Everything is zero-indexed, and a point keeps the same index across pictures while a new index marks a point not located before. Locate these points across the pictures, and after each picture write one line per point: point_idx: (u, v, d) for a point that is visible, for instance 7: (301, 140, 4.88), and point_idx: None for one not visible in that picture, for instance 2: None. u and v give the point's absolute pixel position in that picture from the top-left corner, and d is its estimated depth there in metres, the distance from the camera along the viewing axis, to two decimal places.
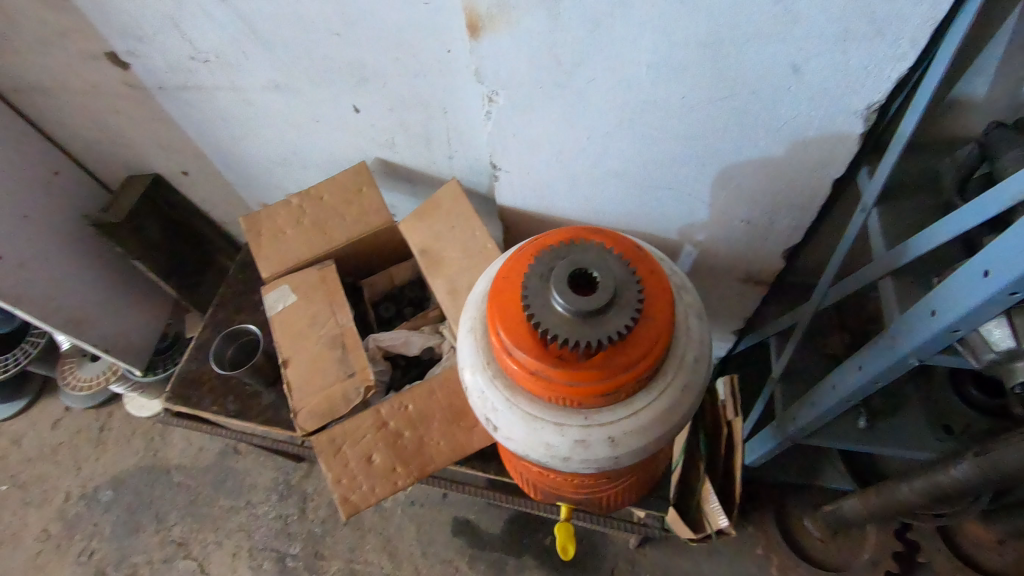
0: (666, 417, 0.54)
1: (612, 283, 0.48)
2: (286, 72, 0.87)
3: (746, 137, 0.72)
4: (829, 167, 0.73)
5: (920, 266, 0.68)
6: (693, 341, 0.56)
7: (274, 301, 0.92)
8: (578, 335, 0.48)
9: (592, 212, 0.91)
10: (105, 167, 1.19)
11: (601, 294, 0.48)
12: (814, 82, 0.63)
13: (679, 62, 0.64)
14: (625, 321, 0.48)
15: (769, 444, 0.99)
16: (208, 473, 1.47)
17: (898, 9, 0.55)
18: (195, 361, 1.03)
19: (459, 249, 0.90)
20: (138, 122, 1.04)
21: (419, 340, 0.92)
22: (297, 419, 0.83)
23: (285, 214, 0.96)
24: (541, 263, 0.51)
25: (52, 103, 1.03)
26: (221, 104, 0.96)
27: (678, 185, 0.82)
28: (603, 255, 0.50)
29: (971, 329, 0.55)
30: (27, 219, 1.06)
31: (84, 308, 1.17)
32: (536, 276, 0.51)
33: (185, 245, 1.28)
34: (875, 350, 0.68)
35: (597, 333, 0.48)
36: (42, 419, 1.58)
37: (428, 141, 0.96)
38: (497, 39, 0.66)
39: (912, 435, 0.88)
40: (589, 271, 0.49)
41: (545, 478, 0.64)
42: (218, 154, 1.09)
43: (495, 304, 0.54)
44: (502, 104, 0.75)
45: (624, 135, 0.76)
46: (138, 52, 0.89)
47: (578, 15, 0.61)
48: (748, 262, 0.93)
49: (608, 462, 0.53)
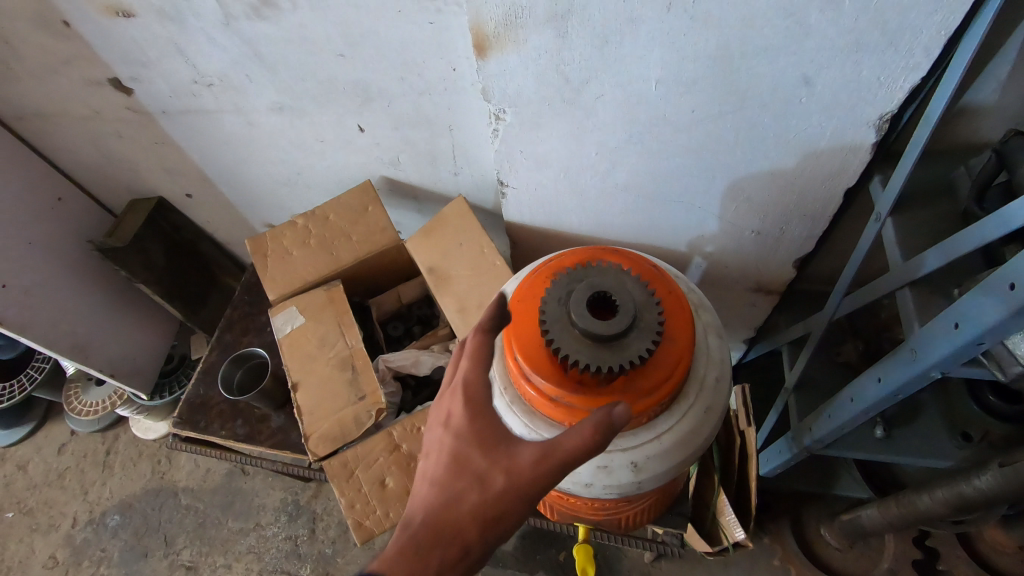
0: (689, 440, 0.53)
1: (632, 306, 0.48)
2: (290, 93, 0.87)
3: (757, 150, 0.71)
4: (840, 176, 0.72)
5: (940, 277, 0.67)
6: (714, 361, 0.55)
7: (282, 323, 0.91)
8: (598, 360, 0.47)
9: (601, 227, 0.91)
10: (109, 191, 1.19)
11: (622, 319, 0.47)
12: (825, 95, 0.63)
13: (688, 76, 0.64)
14: (647, 345, 0.47)
15: (785, 455, 0.98)
16: (216, 494, 1.46)
17: (911, 21, 0.54)
18: (204, 385, 1.03)
19: (467, 268, 0.89)
20: (141, 146, 1.04)
21: (429, 359, 0.90)
22: (308, 444, 0.82)
23: (291, 235, 0.96)
24: (558, 286, 0.51)
25: (55, 130, 1.03)
26: (225, 126, 0.96)
27: (688, 198, 0.81)
28: (621, 278, 0.50)
29: (997, 342, 0.54)
30: (32, 246, 1.05)
31: (90, 333, 1.17)
32: (555, 300, 0.50)
33: (189, 266, 1.27)
34: (894, 364, 0.67)
35: (619, 359, 0.47)
36: (48, 444, 1.57)
37: (433, 158, 0.96)
38: (503, 58, 0.65)
39: (932, 444, 0.87)
40: (608, 294, 0.49)
41: (564, 501, 0.63)
42: (221, 176, 1.09)
43: (512, 328, 0.53)
44: (509, 122, 0.74)
45: (633, 150, 0.75)
46: (141, 77, 0.88)
47: (586, 33, 0.61)
48: (759, 272, 0.93)
49: (631, 487, 0.53)
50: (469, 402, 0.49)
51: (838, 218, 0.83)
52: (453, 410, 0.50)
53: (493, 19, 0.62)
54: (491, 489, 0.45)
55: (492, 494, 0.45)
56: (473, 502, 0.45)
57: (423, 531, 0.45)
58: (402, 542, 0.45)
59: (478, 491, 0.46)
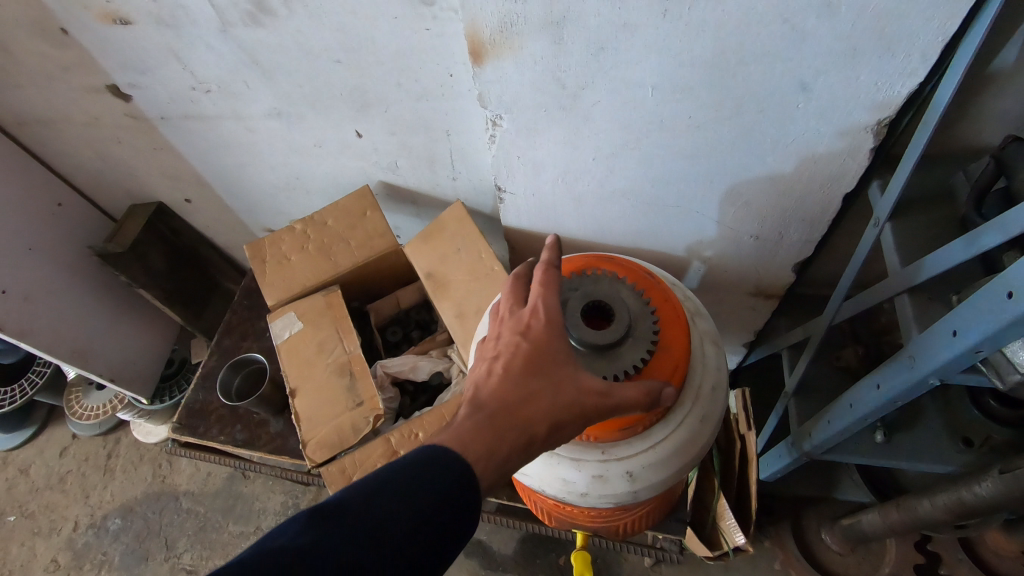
0: (686, 449, 0.52)
1: (625, 317, 0.51)
2: (288, 99, 0.87)
3: (755, 155, 0.71)
4: (839, 181, 0.72)
5: (939, 283, 0.66)
6: (710, 369, 0.55)
7: (280, 329, 0.91)
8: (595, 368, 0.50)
9: (599, 232, 0.91)
10: (108, 196, 1.19)
11: (617, 330, 0.50)
12: (822, 100, 0.62)
13: (685, 82, 0.63)
14: (641, 354, 0.50)
15: (785, 460, 0.97)
16: (216, 498, 1.46)
17: (909, 26, 0.54)
18: (203, 390, 1.03)
19: (465, 273, 0.89)
20: (140, 152, 1.04)
21: (427, 365, 0.90)
22: (305, 450, 0.82)
23: (289, 240, 0.96)
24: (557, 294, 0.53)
25: (54, 136, 1.03)
26: (223, 132, 0.96)
27: (686, 203, 0.81)
28: (615, 289, 0.52)
29: (996, 350, 0.54)
30: (32, 251, 1.05)
31: (91, 338, 1.17)
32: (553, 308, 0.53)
33: (189, 271, 1.28)
34: (894, 369, 0.67)
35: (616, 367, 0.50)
36: (49, 447, 1.58)
37: (431, 163, 0.95)
38: (500, 64, 0.65)
39: (933, 449, 0.86)
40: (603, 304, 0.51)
41: (561, 509, 0.63)
42: (220, 182, 1.09)
43: None
44: (506, 128, 0.74)
45: (631, 156, 0.75)
46: (139, 83, 0.89)
47: (582, 39, 0.61)
48: (758, 276, 0.92)
49: (627, 496, 0.52)
50: (550, 319, 0.48)
51: (836, 223, 0.83)
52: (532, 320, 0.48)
53: (489, 25, 0.61)
54: (565, 397, 0.46)
55: (564, 404, 0.46)
56: (548, 404, 0.45)
57: (491, 424, 0.44)
58: (474, 424, 0.44)
59: (552, 394, 0.46)
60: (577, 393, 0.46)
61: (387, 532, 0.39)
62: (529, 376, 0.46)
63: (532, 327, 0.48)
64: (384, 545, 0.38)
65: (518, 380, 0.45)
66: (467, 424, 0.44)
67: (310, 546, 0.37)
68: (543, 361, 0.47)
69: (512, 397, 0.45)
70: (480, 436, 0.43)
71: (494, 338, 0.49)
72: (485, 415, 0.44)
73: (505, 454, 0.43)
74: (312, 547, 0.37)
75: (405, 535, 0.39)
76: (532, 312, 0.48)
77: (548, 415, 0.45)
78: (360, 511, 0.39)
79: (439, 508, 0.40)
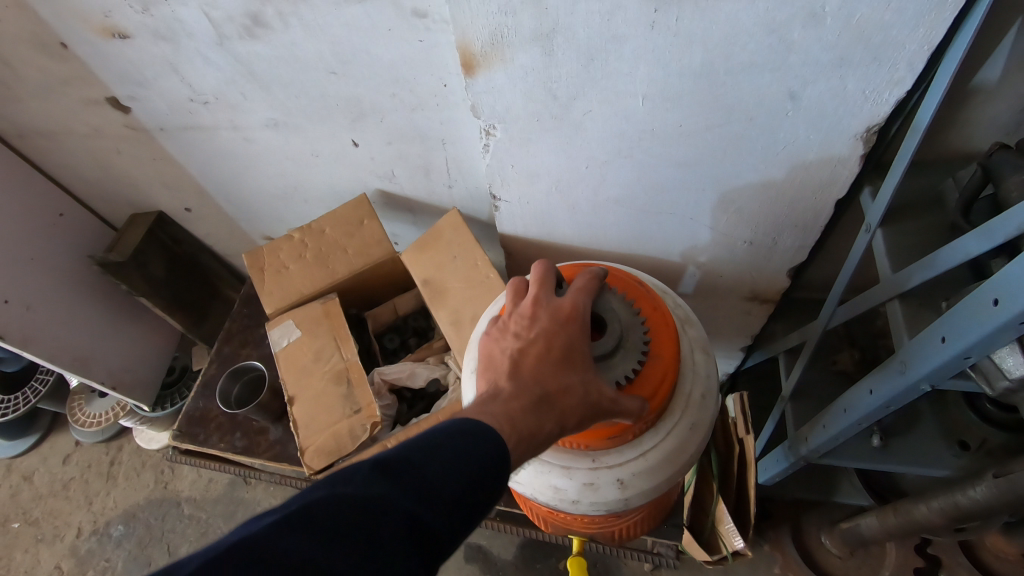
0: (676, 457, 0.53)
1: (619, 327, 0.52)
2: (285, 110, 0.88)
3: (747, 163, 0.72)
4: (831, 188, 0.72)
5: (929, 289, 0.67)
6: (700, 378, 0.55)
7: (278, 337, 0.92)
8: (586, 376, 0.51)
9: (594, 239, 0.91)
10: (109, 207, 1.20)
11: (609, 343, 0.51)
12: (812, 109, 0.63)
13: (674, 92, 0.64)
14: (632, 366, 0.51)
15: (782, 464, 0.97)
16: (218, 504, 1.47)
17: (894, 36, 0.54)
18: (203, 398, 1.04)
19: (461, 280, 0.90)
20: (140, 162, 1.05)
21: (425, 372, 0.91)
22: (303, 457, 0.83)
23: (288, 248, 0.97)
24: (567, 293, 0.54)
25: (55, 148, 1.04)
26: (221, 142, 0.97)
27: (679, 209, 0.81)
28: (609, 299, 0.54)
29: (984, 356, 0.54)
30: (33, 261, 1.06)
31: (93, 347, 1.18)
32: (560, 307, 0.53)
33: (190, 280, 1.29)
34: (886, 375, 0.67)
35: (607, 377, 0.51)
36: (53, 454, 1.60)
37: (427, 171, 0.96)
38: (492, 76, 0.66)
39: (930, 453, 0.86)
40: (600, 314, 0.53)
41: (554, 515, 0.63)
42: (219, 192, 1.10)
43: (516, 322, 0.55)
44: (499, 137, 0.75)
45: (623, 164, 0.75)
46: (138, 96, 0.90)
47: (572, 52, 0.62)
48: (753, 281, 0.93)
49: (618, 505, 0.53)
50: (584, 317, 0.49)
51: (829, 229, 0.83)
52: (571, 310, 0.49)
53: (480, 38, 0.62)
54: (591, 397, 0.47)
55: (591, 401, 0.47)
56: (578, 399, 0.46)
57: (530, 406, 0.44)
58: (516, 404, 0.43)
59: (581, 392, 0.47)
60: (596, 394, 0.48)
61: (444, 496, 0.37)
62: (564, 367, 0.47)
63: (569, 320, 0.49)
64: (436, 510, 0.37)
65: (554, 371, 0.46)
66: (507, 405, 0.43)
67: (377, 497, 0.35)
68: (576, 355, 0.48)
69: (548, 387, 0.45)
70: (517, 418, 0.43)
71: (526, 321, 0.49)
72: (524, 400, 0.44)
73: (539, 442, 0.43)
74: (379, 498, 0.35)
75: (456, 503, 0.38)
76: (572, 306, 0.50)
77: (576, 410, 0.46)
78: (416, 471, 0.38)
79: (478, 487, 0.39)
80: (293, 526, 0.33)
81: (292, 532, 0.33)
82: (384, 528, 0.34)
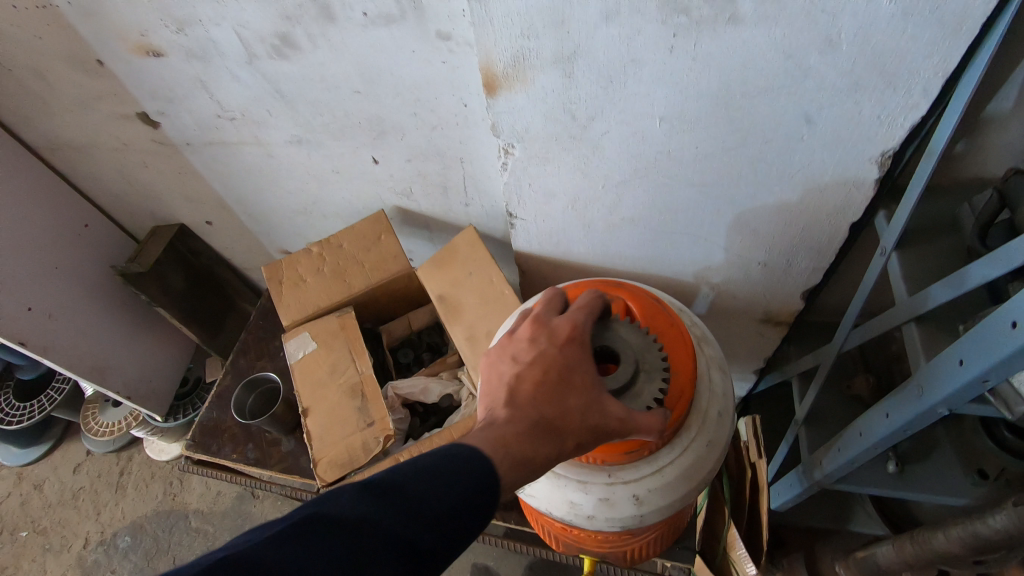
0: (693, 475, 0.53)
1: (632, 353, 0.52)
2: (308, 127, 0.90)
3: (762, 186, 0.73)
4: (845, 212, 0.73)
5: (945, 313, 0.67)
6: (716, 396, 0.55)
7: (294, 349, 0.93)
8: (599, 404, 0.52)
9: (608, 259, 0.92)
10: (133, 219, 1.23)
11: (622, 366, 0.52)
12: (827, 133, 0.64)
13: (691, 114, 0.65)
14: (658, 388, 0.51)
15: (796, 489, 0.96)
16: (226, 517, 1.47)
17: (909, 62, 0.56)
18: (217, 409, 1.04)
19: (476, 296, 0.91)
20: (165, 176, 1.08)
21: (438, 387, 0.91)
22: (316, 469, 0.82)
23: (306, 262, 0.99)
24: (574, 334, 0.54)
25: (84, 161, 1.07)
26: (245, 158, 0.99)
27: (694, 231, 0.82)
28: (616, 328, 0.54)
29: (1003, 380, 0.54)
30: (57, 270, 1.09)
31: (110, 356, 1.20)
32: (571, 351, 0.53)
33: (207, 292, 1.31)
34: (902, 398, 0.67)
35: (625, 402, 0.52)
36: (65, 464, 1.61)
37: (445, 189, 0.98)
38: (512, 96, 0.68)
39: (947, 480, 0.85)
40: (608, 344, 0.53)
41: (567, 532, 0.62)
42: (240, 206, 1.13)
43: None
44: (518, 156, 0.76)
45: (639, 184, 0.77)
46: (167, 111, 0.92)
47: (591, 76, 0.64)
48: (767, 302, 0.93)
49: (633, 521, 0.53)
50: (583, 339, 0.50)
51: (843, 252, 0.84)
52: (568, 331, 0.50)
53: (502, 60, 0.64)
54: (593, 418, 0.47)
55: (591, 423, 0.47)
56: (578, 421, 0.46)
57: (525, 431, 0.44)
58: (511, 429, 0.44)
59: (582, 413, 0.47)
60: (604, 415, 0.47)
61: (431, 514, 0.38)
62: (563, 389, 0.47)
63: (569, 341, 0.50)
64: (423, 527, 0.37)
65: (552, 394, 0.46)
66: (502, 431, 0.44)
67: (363, 518, 0.36)
68: (576, 375, 0.48)
69: (545, 412, 0.45)
70: (514, 445, 0.43)
71: (526, 343, 0.50)
72: (520, 425, 0.44)
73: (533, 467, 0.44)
74: (363, 518, 0.36)
75: (447, 518, 0.38)
76: (571, 327, 0.50)
77: (577, 433, 0.46)
78: (404, 490, 0.38)
79: (467, 507, 0.39)
80: (283, 543, 0.34)
81: (279, 548, 0.34)
82: (370, 546, 0.35)
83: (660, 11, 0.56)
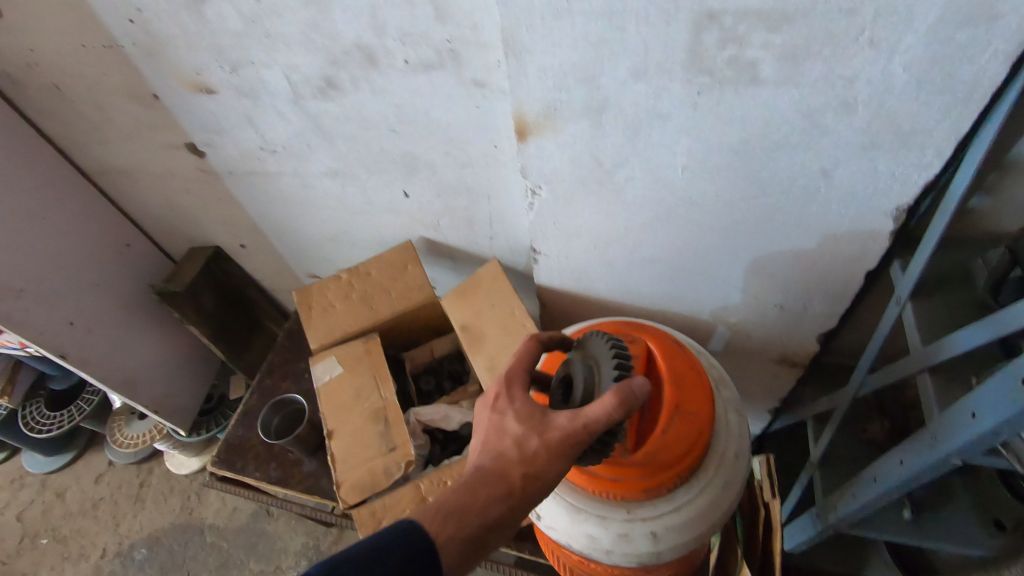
0: (709, 514, 0.54)
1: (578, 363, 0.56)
2: (345, 161, 0.95)
3: (780, 233, 0.76)
4: (861, 260, 0.75)
5: (959, 364, 0.69)
6: (733, 437, 0.57)
7: (321, 372, 0.96)
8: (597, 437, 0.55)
9: (628, 296, 0.95)
10: (170, 240, 1.29)
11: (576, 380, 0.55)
12: (843, 187, 0.67)
13: (712, 164, 0.69)
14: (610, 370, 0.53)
15: (809, 532, 0.96)
16: (240, 534, 1.49)
17: (922, 125, 0.59)
18: (242, 427, 1.08)
19: (498, 328, 0.94)
20: (205, 202, 1.13)
21: (458, 415, 0.93)
22: (339, 491, 0.85)
23: (335, 288, 1.03)
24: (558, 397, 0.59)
25: (130, 185, 1.13)
26: (283, 188, 1.05)
27: (713, 273, 0.85)
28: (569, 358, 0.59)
29: (1015, 435, 0.55)
30: (99, 287, 1.14)
31: (141, 371, 1.24)
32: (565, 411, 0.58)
33: (236, 312, 1.36)
34: (916, 446, 0.68)
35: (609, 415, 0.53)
36: (87, 474, 1.65)
37: (471, 223, 1.02)
38: (542, 142, 0.72)
39: (964, 530, 0.85)
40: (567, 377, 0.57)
41: (582, 565, 0.64)
42: (274, 232, 1.18)
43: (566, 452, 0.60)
44: (544, 197, 0.80)
45: (660, 227, 0.80)
46: (214, 143, 0.98)
47: (618, 126, 0.67)
48: (783, 343, 0.95)
49: (650, 557, 0.54)
50: (509, 383, 0.55)
51: (860, 298, 0.86)
52: (497, 387, 0.56)
53: (534, 109, 0.68)
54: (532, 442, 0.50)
55: (530, 448, 0.50)
56: (517, 454, 0.51)
57: (466, 484, 0.51)
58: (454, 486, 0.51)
59: (521, 444, 0.51)
60: (550, 433, 0.51)
61: None
62: (498, 436, 0.52)
63: (501, 392, 0.55)
64: None
65: (489, 444, 0.52)
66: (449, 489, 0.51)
67: None
68: (507, 418, 0.53)
69: (484, 460, 0.51)
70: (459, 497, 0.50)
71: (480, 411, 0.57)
72: (463, 481, 0.51)
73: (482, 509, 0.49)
74: None
75: None
76: (499, 382, 0.56)
77: (521, 462, 0.50)
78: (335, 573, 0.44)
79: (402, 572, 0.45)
80: None
81: None
82: None
83: (686, 71, 0.59)
